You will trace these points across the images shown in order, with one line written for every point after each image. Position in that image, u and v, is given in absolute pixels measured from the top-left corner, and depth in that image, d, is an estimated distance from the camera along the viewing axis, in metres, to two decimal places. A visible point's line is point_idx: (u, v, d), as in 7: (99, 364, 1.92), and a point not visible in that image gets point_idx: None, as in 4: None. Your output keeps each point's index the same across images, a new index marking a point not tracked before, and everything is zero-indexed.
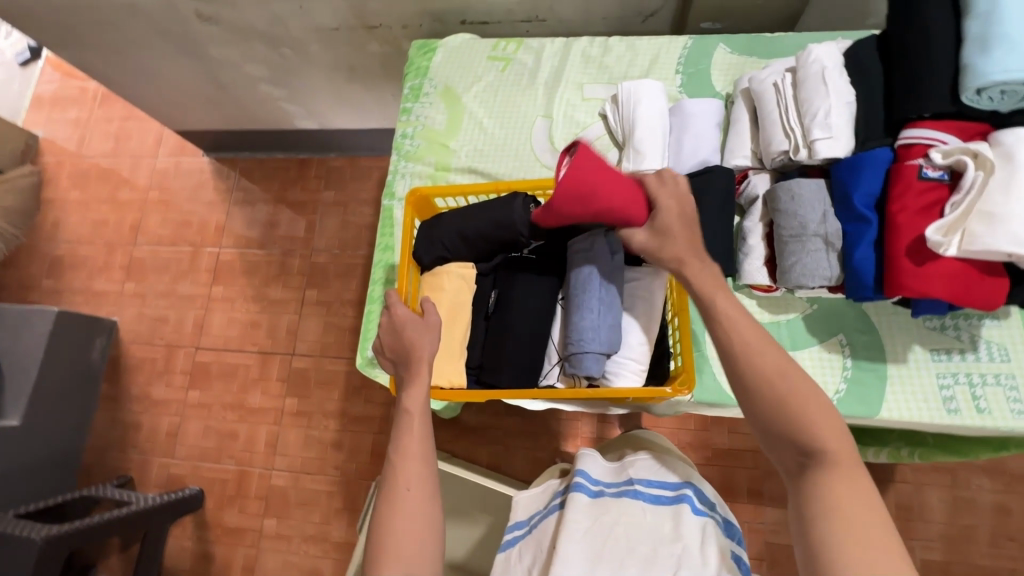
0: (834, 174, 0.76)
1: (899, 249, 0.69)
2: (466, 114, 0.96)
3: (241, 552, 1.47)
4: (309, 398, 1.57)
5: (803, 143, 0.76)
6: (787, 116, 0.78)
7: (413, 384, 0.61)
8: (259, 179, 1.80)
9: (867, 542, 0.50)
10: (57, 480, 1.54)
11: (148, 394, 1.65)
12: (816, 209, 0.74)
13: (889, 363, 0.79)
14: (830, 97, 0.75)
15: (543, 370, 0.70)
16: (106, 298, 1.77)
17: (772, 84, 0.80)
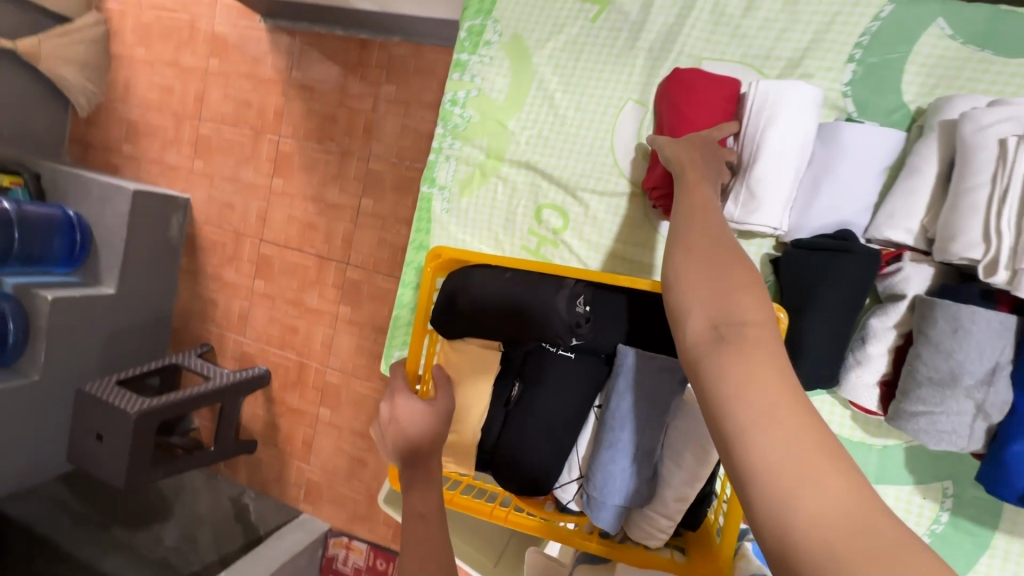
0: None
1: None
2: (526, 82, 1.00)
3: (301, 429, 1.68)
4: (360, 309, 1.60)
5: (1007, 261, 0.70)
6: (995, 210, 0.70)
7: (421, 484, 0.58)
8: (318, 59, 1.60)
9: (823, 467, 0.39)
10: (153, 339, 1.77)
11: (221, 276, 1.76)
12: (979, 361, 0.72)
13: (999, 532, 0.88)
14: None
15: (562, 485, 0.81)
16: (178, 172, 1.79)
17: (998, 140, 0.71)
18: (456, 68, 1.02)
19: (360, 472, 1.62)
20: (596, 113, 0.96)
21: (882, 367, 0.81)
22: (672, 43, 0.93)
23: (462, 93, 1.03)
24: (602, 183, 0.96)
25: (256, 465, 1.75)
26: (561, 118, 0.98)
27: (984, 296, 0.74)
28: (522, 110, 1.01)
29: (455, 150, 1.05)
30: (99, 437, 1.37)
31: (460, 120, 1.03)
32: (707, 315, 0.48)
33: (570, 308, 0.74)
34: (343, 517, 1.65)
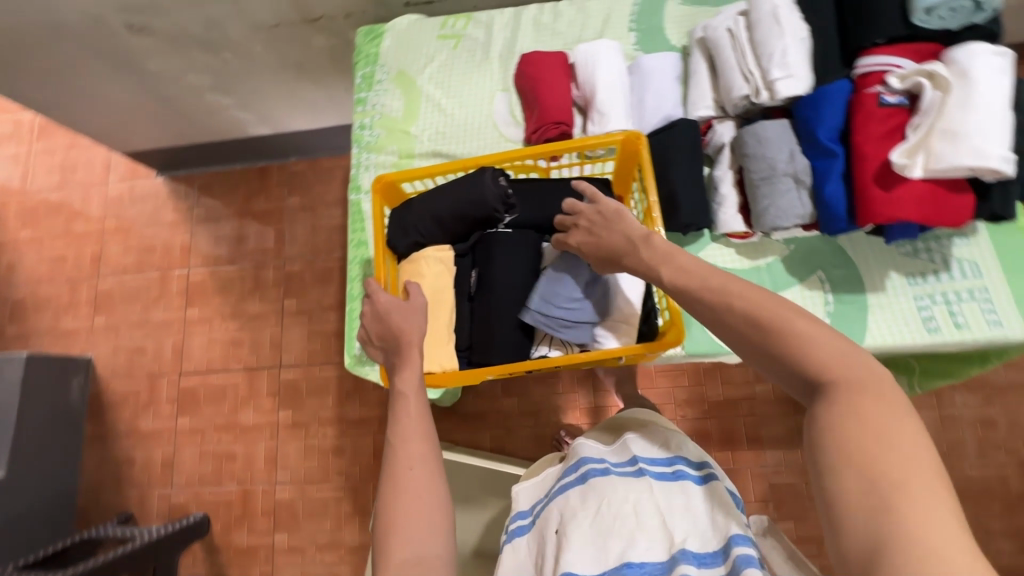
0: (798, 113, 0.83)
1: (867, 176, 0.77)
2: (423, 97, 0.93)
3: (256, 571, 1.45)
4: (302, 409, 1.54)
5: (763, 84, 0.82)
6: (744, 60, 0.84)
7: (405, 366, 0.62)
8: (220, 193, 1.74)
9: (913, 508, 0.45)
10: (54, 527, 1.50)
11: (137, 427, 1.61)
12: (783, 149, 0.82)
13: (870, 292, 0.88)
14: (784, 35, 0.81)
15: (535, 343, 0.79)
16: (77, 335, 1.70)
17: (727, 30, 0.86)
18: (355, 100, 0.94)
19: None
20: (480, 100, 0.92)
21: (736, 199, 0.87)
22: (516, 40, 0.93)
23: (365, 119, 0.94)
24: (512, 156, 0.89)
25: None
26: (452, 115, 0.92)
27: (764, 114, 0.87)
28: (420, 115, 0.93)
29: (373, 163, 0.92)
30: None
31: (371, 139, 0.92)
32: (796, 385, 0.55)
33: (496, 183, 0.76)
34: None
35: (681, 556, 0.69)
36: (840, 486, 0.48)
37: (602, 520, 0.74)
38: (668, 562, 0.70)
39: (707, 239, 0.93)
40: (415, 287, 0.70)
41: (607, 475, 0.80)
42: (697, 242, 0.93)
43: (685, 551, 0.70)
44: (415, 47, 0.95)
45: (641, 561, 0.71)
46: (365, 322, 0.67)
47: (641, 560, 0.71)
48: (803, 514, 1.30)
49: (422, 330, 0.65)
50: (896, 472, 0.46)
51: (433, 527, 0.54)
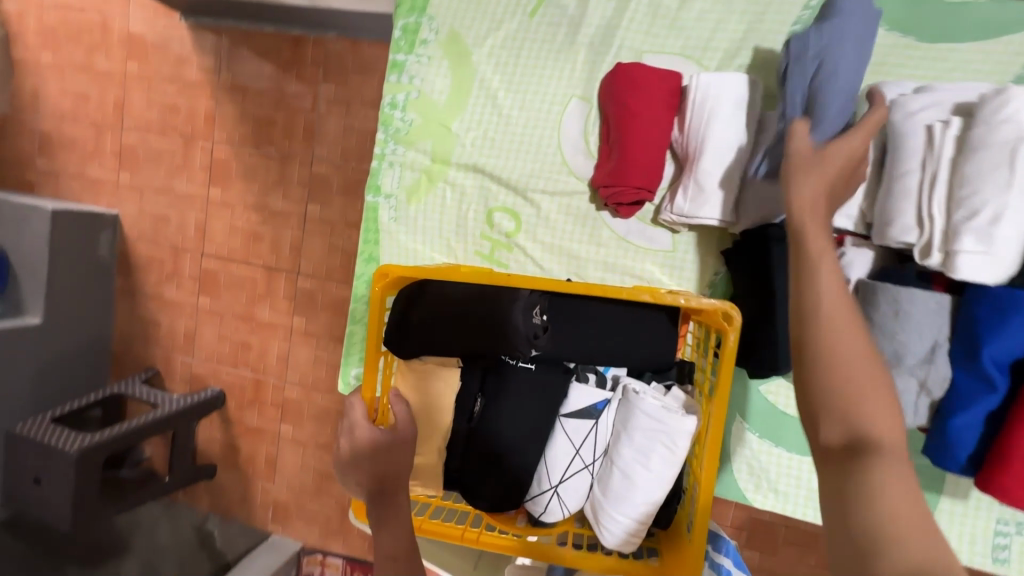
0: (973, 307, 0.77)
1: (1007, 438, 0.74)
2: (472, 85, 1.00)
3: (263, 449, 1.61)
4: (316, 321, 1.54)
5: (941, 247, 0.78)
6: (936, 196, 0.79)
7: (386, 523, 0.67)
8: (248, 59, 1.51)
9: (922, 536, 0.49)
10: (91, 368, 1.64)
11: (162, 295, 1.65)
12: (925, 338, 0.79)
13: (944, 497, 0.90)
14: (1006, 189, 0.73)
15: (534, 497, 0.84)
16: (104, 187, 1.66)
17: (925, 130, 0.81)
18: (393, 68, 1.00)
19: (329, 488, 1.57)
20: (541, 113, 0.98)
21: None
22: (608, 42, 0.95)
23: (401, 96, 1.02)
24: (551, 181, 0.98)
25: (217, 491, 1.67)
26: (505, 117, 0.99)
27: (920, 276, 0.83)
28: (462, 104, 1.00)
29: (399, 156, 1.03)
30: (37, 480, 1.27)
31: (402, 125, 1.01)
32: (839, 426, 0.55)
33: (527, 317, 0.78)
34: (315, 533, 1.60)
35: None
36: (872, 511, 0.51)
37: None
38: None
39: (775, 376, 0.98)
40: (406, 415, 0.76)
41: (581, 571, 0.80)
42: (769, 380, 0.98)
43: None
44: (467, 21, 1.00)
45: None
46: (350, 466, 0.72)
47: None
48: (771, 551, 1.32)
49: (403, 469, 0.72)
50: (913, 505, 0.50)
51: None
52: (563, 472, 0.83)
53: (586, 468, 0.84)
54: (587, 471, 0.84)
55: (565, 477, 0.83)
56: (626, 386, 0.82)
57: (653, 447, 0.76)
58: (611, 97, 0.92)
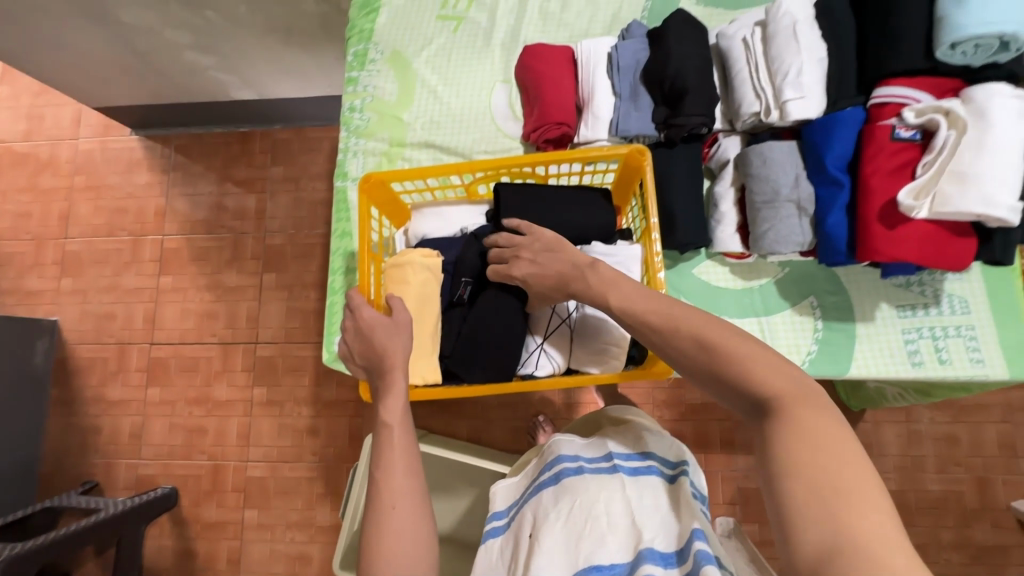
0: (807, 136, 0.89)
1: (872, 213, 0.83)
2: (417, 83, 1.02)
3: (224, 545, 1.45)
4: (278, 387, 1.51)
5: (774, 105, 0.88)
6: (757, 75, 0.90)
7: (388, 394, 0.63)
8: (199, 157, 1.66)
9: (868, 498, 0.46)
10: (16, 494, 1.46)
11: (104, 396, 1.56)
12: (789, 173, 0.89)
13: (858, 322, 0.95)
14: (800, 53, 0.86)
15: (523, 360, 0.86)
16: (43, 296, 1.63)
17: (741, 40, 0.92)
18: (347, 80, 1.00)
19: (303, 573, 1.42)
20: (475, 96, 1.01)
21: (735, 217, 0.94)
22: (517, 35, 1.02)
23: (356, 101, 1.01)
24: (498, 148, 0.99)
25: None
26: (447, 104, 1.01)
27: (773, 135, 0.93)
28: (414, 101, 1.01)
29: (361, 147, 0.99)
30: None
31: (360, 121, 0.99)
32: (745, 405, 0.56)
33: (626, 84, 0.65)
34: None
35: (646, 556, 0.67)
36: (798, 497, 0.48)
37: (575, 520, 0.73)
38: (634, 561, 0.68)
39: (702, 255, 1.00)
40: (397, 301, 0.71)
41: (580, 474, 0.79)
42: (694, 258, 1.00)
43: (652, 552, 0.68)
44: (408, 34, 1.03)
45: (612, 563, 0.69)
46: (349, 337, 0.69)
47: (613, 562, 0.69)
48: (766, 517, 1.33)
49: (406, 348, 0.67)
50: (841, 472, 0.47)
51: (412, 553, 0.55)
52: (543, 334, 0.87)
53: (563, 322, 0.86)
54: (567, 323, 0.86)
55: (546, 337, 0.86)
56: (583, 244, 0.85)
57: None
58: (525, 72, 0.97)
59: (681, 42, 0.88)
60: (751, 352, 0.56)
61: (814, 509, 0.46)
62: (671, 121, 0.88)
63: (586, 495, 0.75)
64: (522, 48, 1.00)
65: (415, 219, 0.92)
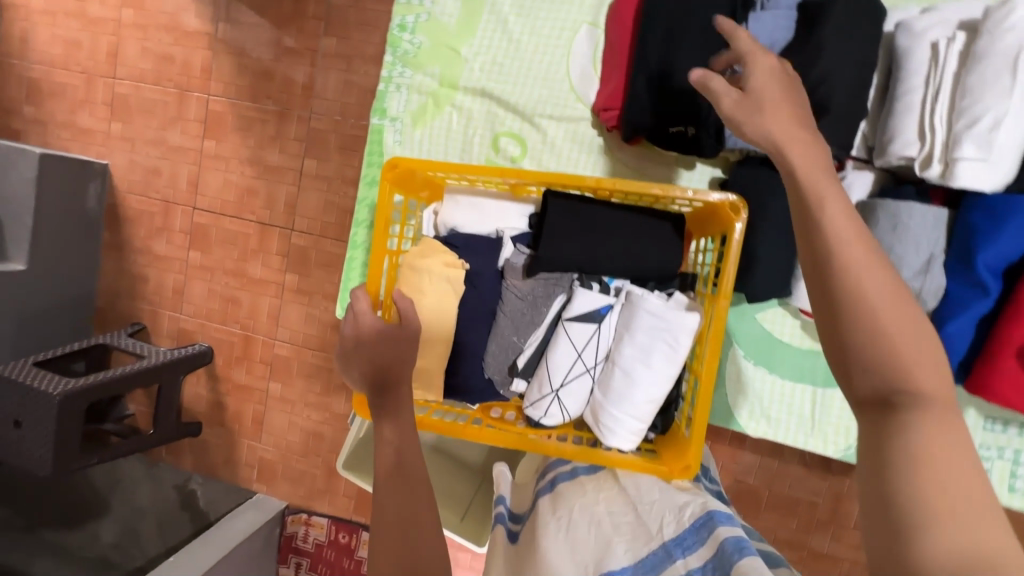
0: (968, 216, 0.91)
1: (1012, 345, 0.88)
2: (477, 14, 1.04)
3: (251, 406, 1.60)
4: (309, 278, 1.53)
5: (942, 155, 0.87)
6: (934, 106, 0.89)
7: (389, 416, 0.63)
8: (248, 9, 1.49)
9: (980, 518, 0.45)
10: (75, 322, 1.61)
11: (151, 248, 1.62)
12: (920, 254, 0.90)
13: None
14: (1004, 97, 0.83)
15: (534, 401, 0.82)
16: (94, 136, 1.63)
17: (934, 53, 0.90)
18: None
19: (315, 447, 1.57)
20: (552, 44, 1.02)
21: None
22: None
23: (411, 22, 1.05)
24: (552, 105, 1.03)
25: (202, 448, 1.65)
26: (516, 47, 1.03)
27: (919, 191, 0.93)
28: (472, 33, 1.04)
29: (407, 78, 1.07)
30: (17, 423, 1.25)
31: (411, 48, 1.05)
32: (872, 383, 0.56)
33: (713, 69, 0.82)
34: (300, 494, 1.59)
35: (662, 549, 0.58)
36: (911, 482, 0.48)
37: (574, 519, 0.66)
38: (649, 559, 0.57)
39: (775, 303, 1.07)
40: (407, 305, 0.70)
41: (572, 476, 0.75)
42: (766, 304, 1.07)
43: (666, 543, 0.58)
44: None
45: (623, 566, 0.57)
46: (347, 347, 0.68)
47: (622, 564, 0.57)
48: (752, 514, 1.34)
49: (408, 361, 0.68)
50: (957, 473, 0.47)
51: None
52: (565, 376, 0.81)
53: (587, 372, 0.82)
54: (587, 373, 0.82)
55: (567, 381, 0.80)
56: (629, 290, 0.80)
57: (655, 344, 0.76)
58: (615, 28, 0.96)
59: (840, 39, 0.85)
60: (919, 340, 0.55)
61: (950, 520, 0.45)
62: None
63: (585, 500, 0.69)
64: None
65: (446, 205, 0.90)
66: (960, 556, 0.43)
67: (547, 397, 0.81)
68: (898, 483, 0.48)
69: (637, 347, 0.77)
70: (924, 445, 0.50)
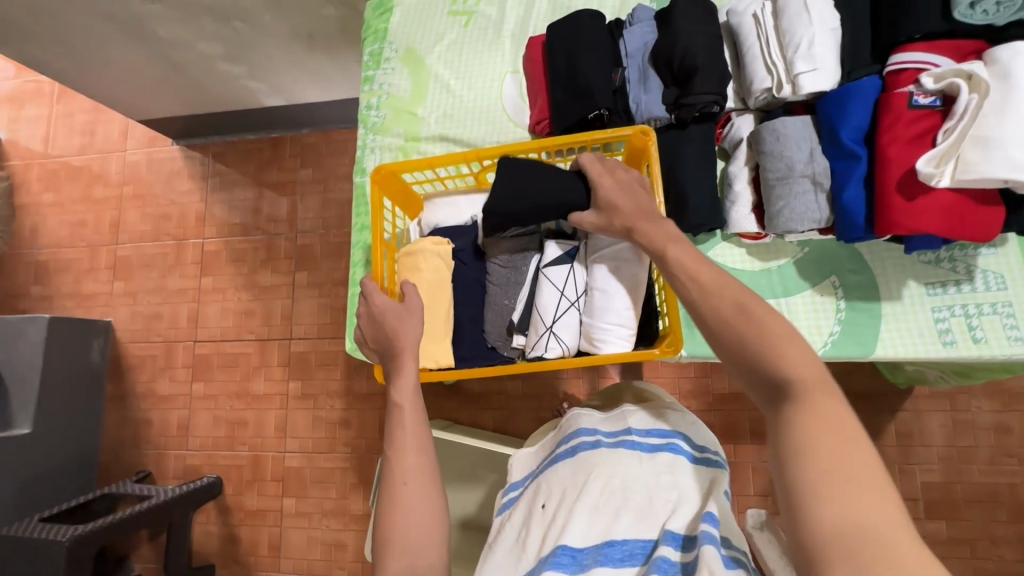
0: (822, 109, 0.85)
1: (889, 185, 0.79)
2: (430, 78, 1.05)
3: (266, 531, 1.52)
4: (312, 381, 1.57)
5: (786, 79, 0.84)
6: (769, 49, 0.85)
7: (400, 374, 0.69)
8: (234, 162, 1.74)
9: (861, 488, 0.46)
10: (78, 482, 1.57)
11: (154, 390, 1.67)
12: (803, 148, 0.85)
13: (884, 302, 0.90)
14: (812, 24, 0.81)
15: (534, 343, 0.79)
16: (99, 299, 1.75)
17: (752, 15, 0.88)
18: (364, 79, 1.06)
19: (339, 559, 1.47)
20: (485, 88, 1.02)
21: (750, 197, 0.91)
22: (527, 25, 1.03)
23: (373, 99, 1.06)
24: (506, 136, 1.00)
25: None
26: (459, 98, 1.03)
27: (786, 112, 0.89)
28: (427, 96, 1.04)
29: (378, 143, 1.05)
30: None
31: (377, 119, 1.04)
32: (763, 386, 0.55)
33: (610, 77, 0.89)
34: None
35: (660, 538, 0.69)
36: (798, 469, 0.49)
37: (586, 491, 0.75)
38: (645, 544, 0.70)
39: (718, 237, 0.97)
40: (411, 287, 0.77)
41: (596, 446, 0.80)
42: (709, 241, 0.97)
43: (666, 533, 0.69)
44: (420, 33, 1.07)
45: (624, 538, 0.71)
46: (363, 322, 0.74)
47: (625, 538, 0.71)
48: None
49: (415, 333, 0.72)
50: (842, 449, 0.48)
51: (430, 530, 0.60)
52: (557, 312, 0.79)
53: (573, 306, 0.80)
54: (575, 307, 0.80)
55: (559, 315, 0.79)
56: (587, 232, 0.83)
57: (620, 263, 0.78)
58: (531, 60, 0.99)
59: (690, 19, 0.85)
60: (785, 338, 0.55)
61: (836, 503, 0.46)
62: (682, 102, 0.84)
63: (600, 472, 0.77)
64: (528, 37, 1.01)
65: (428, 210, 0.94)
66: (841, 527, 0.45)
67: (545, 337, 0.79)
68: (792, 474, 0.49)
69: (605, 272, 0.78)
70: (809, 435, 0.49)
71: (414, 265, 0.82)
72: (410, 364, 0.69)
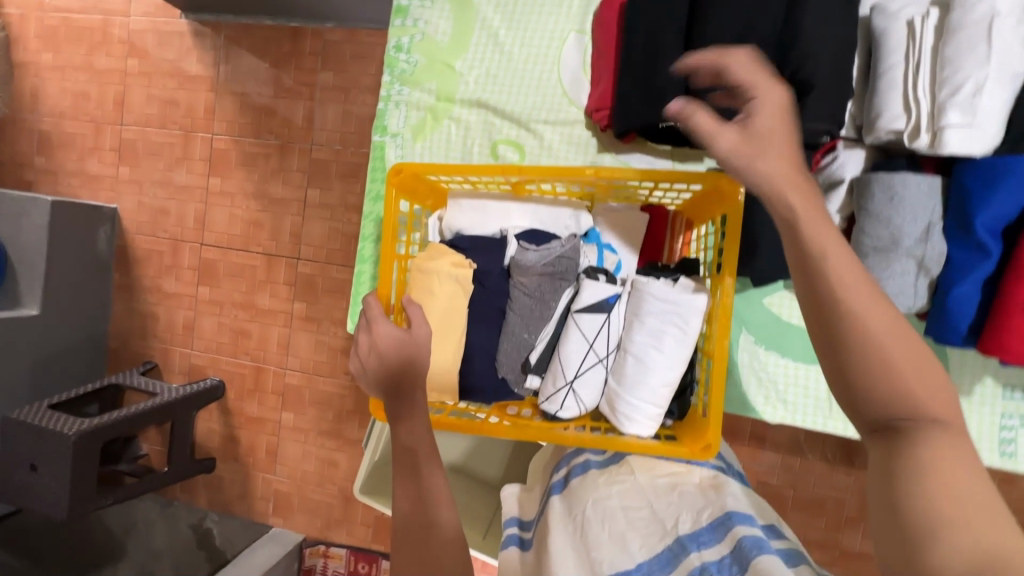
0: (960, 179, 0.82)
1: (1012, 301, 0.79)
2: (476, 24, 1.00)
3: (265, 438, 1.59)
4: (317, 305, 1.55)
5: (927, 126, 0.81)
6: (918, 79, 0.82)
7: (404, 415, 0.67)
8: (248, 51, 1.55)
9: (993, 526, 0.43)
10: (88, 364, 1.62)
11: (160, 287, 1.65)
12: (917, 224, 0.83)
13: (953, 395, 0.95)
14: (977, 66, 0.77)
15: (549, 393, 0.79)
16: (104, 182, 1.67)
17: (912, 28, 0.83)
18: (397, 12, 1.00)
19: (331, 475, 1.55)
20: (541, 49, 0.98)
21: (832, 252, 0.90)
22: None
23: (405, 39, 1.02)
24: (554, 112, 0.99)
25: (217, 484, 1.64)
26: (508, 55, 0.99)
27: (911, 163, 0.86)
28: (469, 48, 1.01)
29: (404, 97, 1.03)
30: (33, 467, 1.25)
31: (407, 66, 1.01)
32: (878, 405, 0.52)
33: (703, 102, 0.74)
34: (316, 525, 1.57)
35: (681, 549, 0.63)
36: (919, 494, 0.46)
37: (588, 520, 0.68)
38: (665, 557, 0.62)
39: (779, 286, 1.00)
40: (417, 312, 0.74)
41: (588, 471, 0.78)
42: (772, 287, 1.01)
43: (683, 541, 0.63)
44: None
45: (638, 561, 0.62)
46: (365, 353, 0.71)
47: (638, 560, 0.62)
48: (779, 515, 1.32)
49: (420, 366, 0.70)
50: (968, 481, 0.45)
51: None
52: (579, 367, 0.78)
53: (601, 362, 0.79)
54: (603, 363, 0.79)
55: (580, 372, 0.78)
56: (634, 279, 0.79)
57: (666, 329, 0.74)
58: (600, 28, 0.94)
59: (824, 21, 0.80)
60: (897, 343, 0.51)
61: (965, 534, 0.43)
62: None
63: (598, 495, 0.72)
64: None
65: (450, 210, 0.90)
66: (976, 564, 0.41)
67: (563, 389, 0.79)
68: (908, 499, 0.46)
69: (649, 333, 0.75)
70: (934, 463, 0.47)
71: (427, 287, 0.80)
72: (414, 405, 0.67)
